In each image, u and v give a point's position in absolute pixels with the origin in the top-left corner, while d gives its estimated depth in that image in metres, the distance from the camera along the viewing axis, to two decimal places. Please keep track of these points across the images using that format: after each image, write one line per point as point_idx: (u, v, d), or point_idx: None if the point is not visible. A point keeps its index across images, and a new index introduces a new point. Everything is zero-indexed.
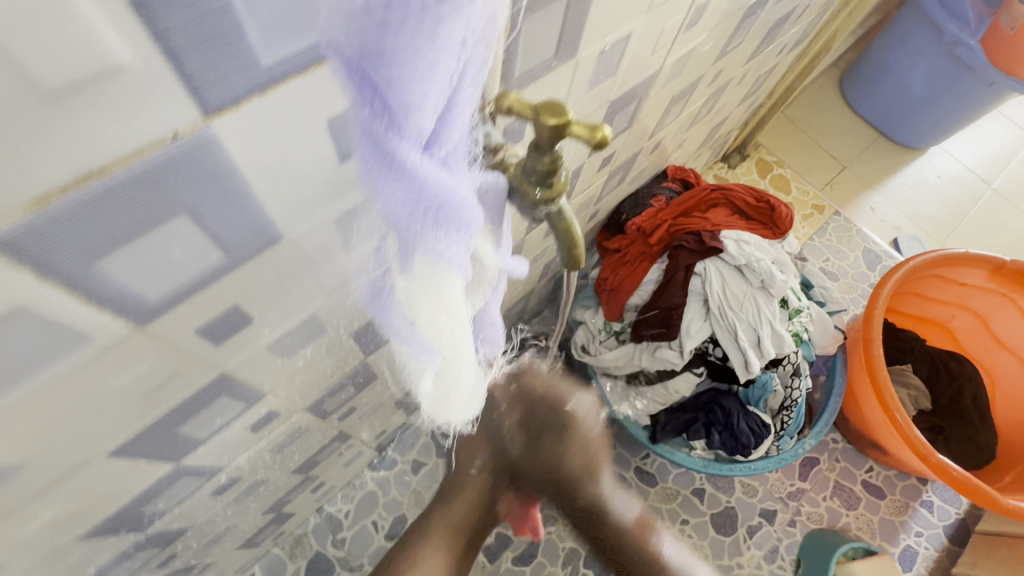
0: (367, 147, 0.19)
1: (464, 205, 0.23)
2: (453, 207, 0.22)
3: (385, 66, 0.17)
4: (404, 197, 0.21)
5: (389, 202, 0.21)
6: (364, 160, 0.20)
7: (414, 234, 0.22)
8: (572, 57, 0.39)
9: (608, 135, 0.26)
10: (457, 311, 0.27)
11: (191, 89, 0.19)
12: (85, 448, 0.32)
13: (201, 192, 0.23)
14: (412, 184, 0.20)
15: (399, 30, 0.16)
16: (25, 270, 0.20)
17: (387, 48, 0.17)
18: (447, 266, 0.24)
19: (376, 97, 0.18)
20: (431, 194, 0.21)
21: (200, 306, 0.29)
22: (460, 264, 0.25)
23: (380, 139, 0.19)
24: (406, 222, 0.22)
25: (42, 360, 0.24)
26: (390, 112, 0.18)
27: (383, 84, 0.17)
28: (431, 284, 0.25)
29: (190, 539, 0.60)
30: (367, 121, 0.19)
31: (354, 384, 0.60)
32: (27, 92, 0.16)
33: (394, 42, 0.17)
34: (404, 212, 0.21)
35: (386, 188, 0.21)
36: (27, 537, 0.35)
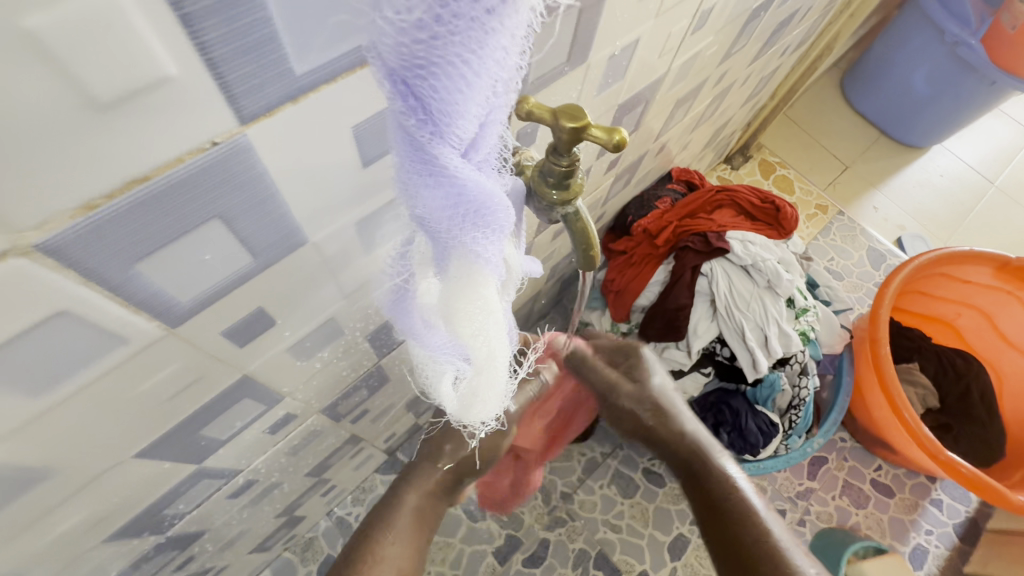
0: (409, 154, 0.20)
1: (502, 210, 0.23)
2: (491, 210, 0.22)
3: (430, 78, 0.18)
4: (444, 200, 0.21)
5: (429, 205, 0.22)
6: (404, 166, 0.21)
7: (452, 235, 0.23)
8: (583, 62, 0.39)
9: (625, 139, 0.26)
10: (493, 314, 0.27)
11: (230, 98, 0.20)
12: (113, 452, 0.32)
13: (234, 198, 0.24)
14: (452, 189, 0.21)
15: (444, 42, 0.17)
16: (71, 274, 0.20)
17: (433, 60, 0.17)
18: (485, 270, 0.25)
19: (419, 107, 0.18)
20: (470, 198, 0.22)
21: (228, 309, 0.30)
22: (496, 267, 0.26)
23: (422, 145, 0.20)
24: (445, 225, 0.23)
25: (80, 363, 0.24)
26: (432, 119, 0.19)
27: (427, 93, 0.18)
28: (468, 289, 0.25)
29: (206, 542, 0.61)
30: (409, 129, 0.19)
31: (368, 387, 0.61)
32: (80, 103, 0.16)
33: (439, 55, 0.17)
34: (443, 216, 0.22)
35: (426, 192, 0.21)
36: (55, 540, 0.35)
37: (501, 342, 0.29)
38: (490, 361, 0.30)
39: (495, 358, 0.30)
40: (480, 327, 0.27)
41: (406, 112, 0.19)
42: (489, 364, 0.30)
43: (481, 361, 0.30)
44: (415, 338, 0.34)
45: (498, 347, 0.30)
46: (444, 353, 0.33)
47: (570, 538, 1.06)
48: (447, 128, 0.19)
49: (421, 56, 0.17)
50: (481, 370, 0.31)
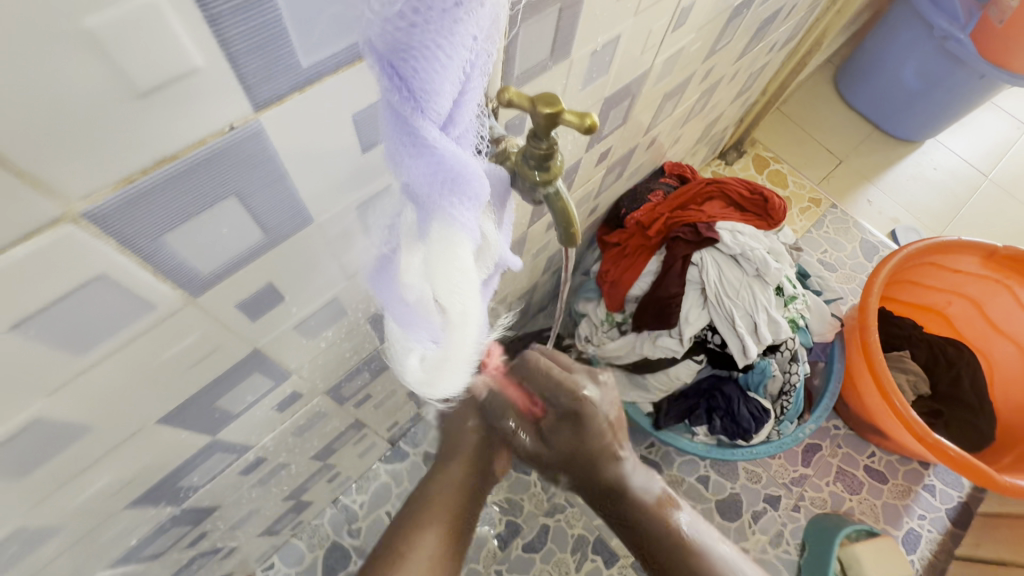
0: (396, 128, 0.23)
1: (476, 178, 0.26)
2: (465, 178, 0.25)
3: (411, 59, 0.21)
4: (423, 168, 0.25)
5: (412, 174, 0.25)
6: (392, 140, 0.24)
7: (433, 201, 0.26)
8: (566, 57, 0.43)
9: (595, 123, 0.29)
10: (470, 276, 0.29)
11: (246, 87, 0.23)
12: (138, 417, 0.35)
13: (248, 177, 0.27)
14: (433, 159, 0.24)
15: (422, 28, 0.20)
16: (110, 242, 0.24)
17: (414, 43, 0.21)
18: (461, 235, 0.27)
19: (404, 84, 0.22)
20: (447, 166, 0.25)
21: (241, 283, 0.33)
22: (471, 233, 0.28)
23: (407, 120, 0.23)
24: (428, 191, 0.26)
25: (113, 326, 0.28)
26: (414, 96, 0.22)
27: (409, 73, 0.21)
28: (447, 250, 0.27)
29: (218, 519, 0.64)
30: (394, 105, 0.22)
31: (370, 370, 0.64)
32: (124, 89, 0.19)
33: (418, 39, 0.20)
34: (424, 182, 0.25)
35: (409, 162, 0.24)
36: (85, 501, 0.39)
37: (477, 309, 0.31)
38: (464, 328, 0.32)
39: (469, 321, 0.32)
40: (458, 291, 0.29)
41: (391, 90, 0.22)
42: (465, 330, 0.32)
43: (455, 328, 0.32)
44: (399, 311, 0.36)
45: (474, 314, 0.31)
46: (428, 321, 0.34)
47: (569, 524, 1.09)
48: (427, 104, 0.22)
49: (403, 39, 0.20)
50: (458, 337, 0.32)
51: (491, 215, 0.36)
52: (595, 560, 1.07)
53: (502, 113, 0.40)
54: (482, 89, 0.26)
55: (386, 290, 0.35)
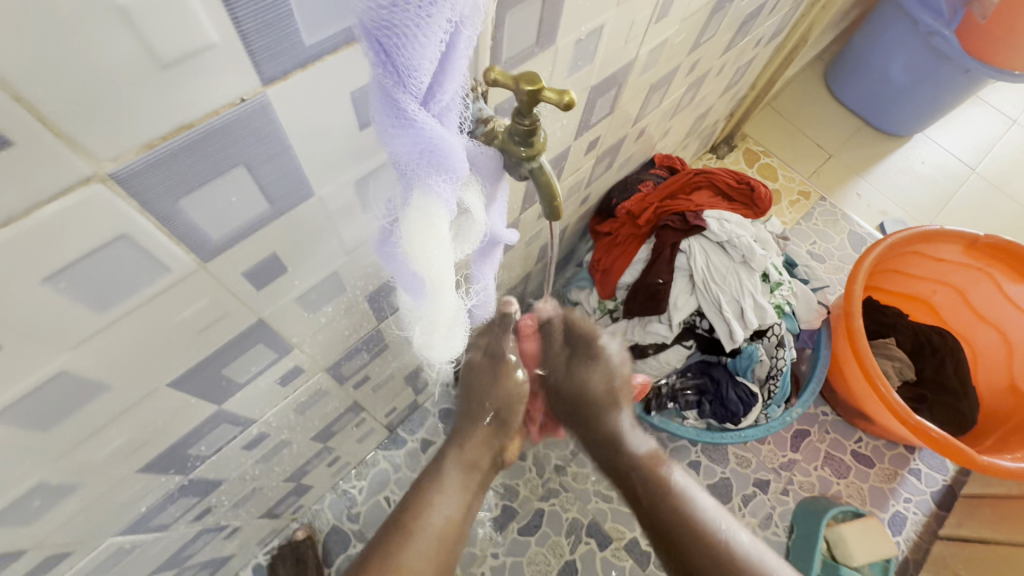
0: (381, 101, 0.26)
1: (452, 151, 0.29)
2: (443, 152, 0.28)
3: (394, 37, 0.23)
4: (407, 141, 0.27)
5: (397, 146, 0.28)
6: (378, 112, 0.27)
7: (413, 170, 0.29)
8: (551, 44, 0.45)
9: (573, 100, 0.32)
10: (445, 247, 0.32)
11: (255, 63, 0.26)
12: (152, 378, 0.38)
13: (256, 148, 0.29)
14: (414, 132, 0.27)
15: (403, 10, 0.23)
16: (132, 204, 0.26)
17: (396, 24, 0.23)
18: (436, 201, 0.30)
19: (387, 61, 0.24)
20: (427, 140, 0.28)
21: (249, 251, 0.35)
22: (447, 202, 0.31)
23: (390, 93, 0.26)
24: (409, 161, 0.29)
25: (133, 285, 0.30)
26: (397, 73, 0.25)
27: (391, 50, 0.24)
28: (425, 221, 0.31)
29: (223, 494, 0.67)
30: (380, 79, 0.25)
31: (368, 351, 0.67)
32: (150, 62, 0.22)
33: (399, 20, 0.23)
34: (407, 154, 0.28)
35: (394, 134, 0.27)
36: (101, 460, 0.41)
37: (450, 276, 0.34)
38: (442, 294, 0.35)
39: (445, 289, 0.35)
40: (433, 256, 0.32)
41: (377, 65, 0.25)
42: (441, 294, 0.35)
43: (434, 294, 0.35)
44: (393, 276, 0.39)
45: (447, 279, 0.34)
46: (412, 288, 0.37)
47: (563, 508, 1.12)
48: (408, 80, 0.25)
49: (386, 19, 0.23)
50: (435, 300, 0.35)
51: (480, 191, 0.39)
52: (589, 543, 1.10)
53: (492, 96, 0.43)
54: (464, 67, 0.28)
55: (383, 257, 0.39)
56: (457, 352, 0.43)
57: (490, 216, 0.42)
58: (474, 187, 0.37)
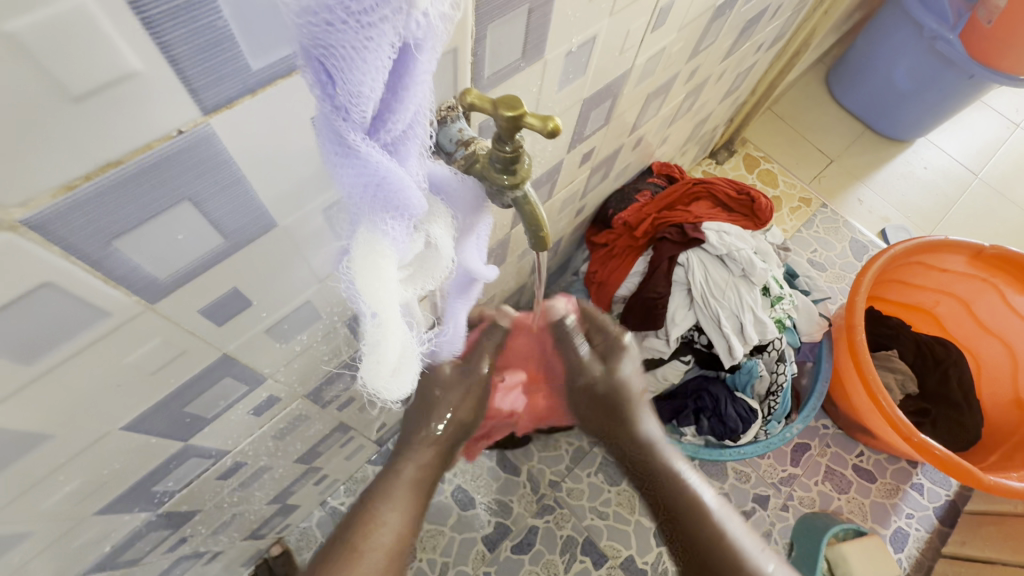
0: (323, 128, 0.23)
1: (404, 187, 0.26)
2: (395, 187, 0.26)
3: (332, 59, 0.20)
4: (354, 175, 0.25)
5: (342, 180, 0.25)
6: (322, 140, 0.24)
7: (359, 206, 0.26)
8: (540, 57, 0.42)
9: (558, 126, 0.29)
10: (387, 278, 0.29)
11: (192, 92, 0.23)
12: (104, 421, 0.35)
13: (201, 183, 0.26)
14: (360, 165, 0.24)
15: (341, 29, 0.20)
16: (54, 249, 0.23)
17: (334, 45, 0.20)
18: (383, 239, 0.28)
19: (326, 85, 0.21)
20: (375, 174, 0.25)
21: (204, 288, 0.32)
22: (396, 241, 0.28)
23: (330, 121, 0.23)
24: (355, 195, 0.26)
25: (67, 333, 0.27)
26: (336, 99, 0.22)
27: (330, 74, 0.21)
28: (371, 258, 0.28)
29: (199, 523, 0.63)
30: (319, 105, 0.22)
31: (351, 373, 0.63)
32: (57, 94, 0.19)
33: (336, 40, 0.20)
34: (353, 188, 0.25)
35: (339, 167, 0.25)
36: (52, 506, 0.38)
37: (399, 317, 0.31)
38: (383, 328, 0.30)
39: (388, 323, 0.30)
40: (378, 297, 0.29)
41: (315, 90, 0.21)
42: (387, 336, 0.31)
43: (373, 329, 0.31)
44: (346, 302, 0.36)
45: (396, 321, 0.31)
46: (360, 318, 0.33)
47: (558, 525, 1.09)
48: (349, 107, 0.22)
49: (322, 40, 0.20)
50: (375, 339, 0.31)
51: (454, 224, 0.36)
52: (584, 561, 1.07)
53: (472, 116, 0.40)
54: (424, 93, 0.25)
55: (341, 281, 0.36)
56: (407, 394, 0.36)
57: (465, 250, 0.39)
58: (444, 219, 0.34)
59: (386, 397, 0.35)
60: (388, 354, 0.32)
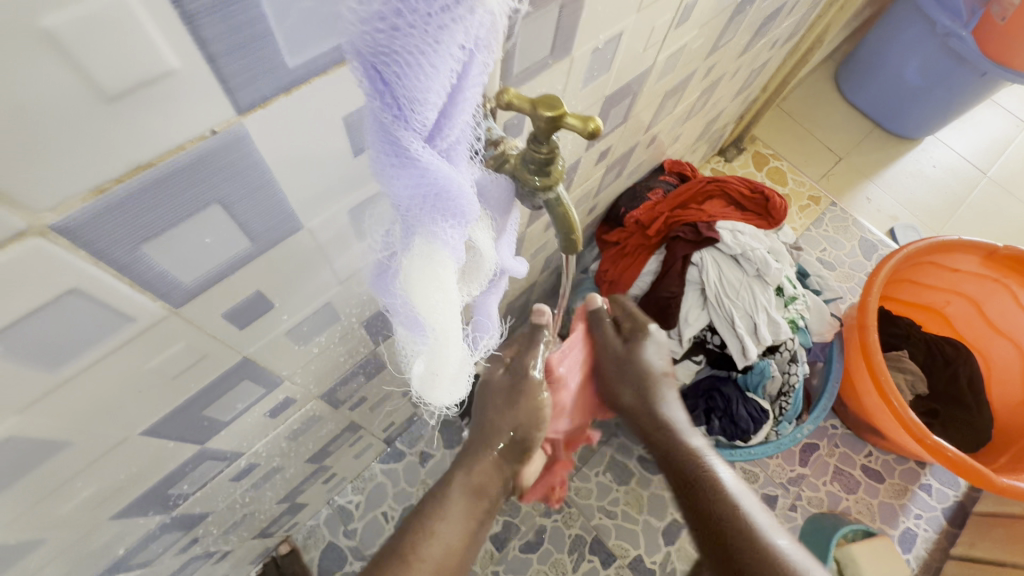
0: (378, 137, 0.22)
1: (461, 194, 0.25)
2: (450, 195, 0.25)
3: (393, 65, 0.20)
4: (409, 184, 0.24)
5: (396, 188, 0.24)
6: (375, 150, 0.23)
7: (414, 215, 0.25)
8: (567, 54, 0.41)
9: (599, 127, 0.28)
10: (450, 292, 0.28)
11: (227, 90, 0.22)
12: (123, 427, 0.34)
13: (231, 185, 0.25)
14: (417, 172, 0.23)
15: (404, 32, 0.19)
16: (81, 253, 0.22)
17: (395, 48, 0.19)
18: (441, 248, 0.27)
19: (385, 92, 0.20)
20: (432, 182, 0.24)
21: (227, 292, 0.31)
22: (454, 249, 0.28)
23: (388, 129, 0.22)
24: (410, 205, 0.25)
25: (90, 340, 0.26)
26: (397, 105, 0.21)
27: (390, 80, 0.20)
28: (429, 268, 0.27)
29: (210, 524, 0.63)
30: (376, 113, 0.21)
31: (365, 374, 0.62)
32: (92, 93, 0.18)
33: (400, 44, 0.19)
34: (408, 197, 0.24)
35: (393, 176, 0.24)
36: (69, 512, 0.37)
37: (458, 325, 0.31)
38: (446, 342, 0.31)
39: (451, 336, 0.31)
40: (441, 310, 0.29)
41: (372, 97, 0.21)
42: (446, 346, 0.31)
43: (436, 342, 0.31)
44: (391, 315, 0.35)
45: (454, 330, 0.31)
46: (415, 334, 0.33)
47: (566, 524, 1.08)
48: (410, 114, 0.21)
49: (384, 44, 0.19)
50: (436, 351, 0.32)
51: (490, 225, 0.35)
52: (592, 561, 1.06)
53: (499, 113, 0.38)
54: (478, 97, 0.24)
55: (381, 296, 0.35)
56: (461, 396, 0.38)
57: (500, 250, 0.38)
58: (486, 224, 0.34)
59: (442, 402, 0.37)
60: (449, 361, 0.32)
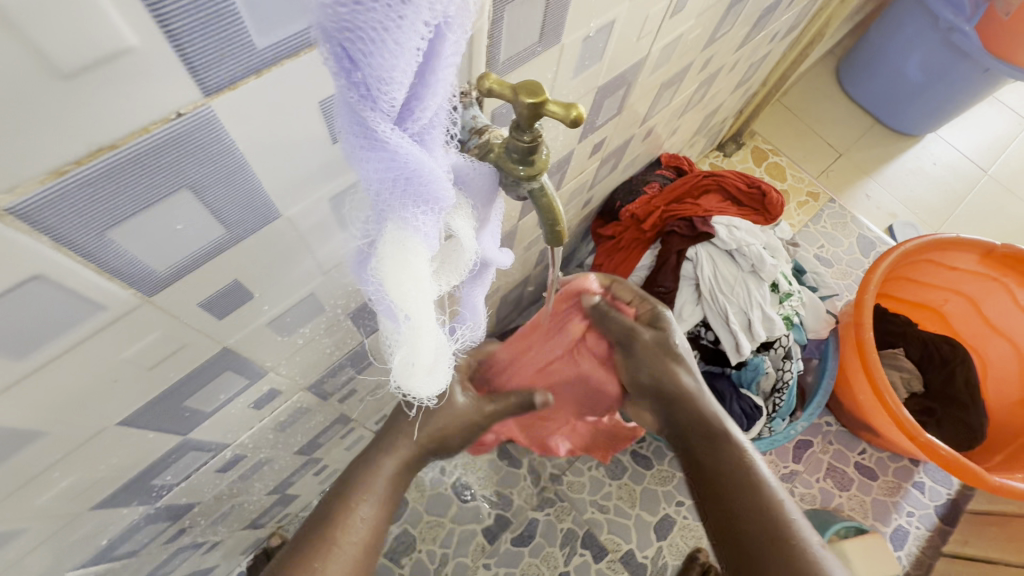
0: (345, 118, 0.22)
1: (432, 179, 0.24)
2: (421, 179, 0.24)
3: (358, 42, 0.19)
4: (379, 167, 0.23)
5: (366, 172, 0.23)
6: (343, 129, 0.22)
7: (384, 199, 0.25)
8: (557, 42, 0.40)
9: (582, 115, 0.27)
10: (424, 281, 0.28)
11: (192, 71, 0.21)
12: (100, 417, 0.34)
13: (202, 170, 0.25)
14: (386, 155, 0.23)
15: (368, 8, 0.18)
16: (43, 239, 0.22)
17: (359, 25, 0.18)
18: (413, 234, 0.26)
19: (352, 71, 0.20)
20: (402, 166, 0.23)
21: (202, 281, 0.31)
22: (427, 236, 0.27)
23: (355, 110, 0.21)
24: (380, 189, 0.24)
25: (58, 329, 0.26)
26: (365, 86, 0.20)
27: (356, 58, 0.19)
28: (400, 254, 0.26)
29: (197, 515, 0.62)
30: (343, 92, 0.21)
31: (353, 366, 0.61)
32: (44, 71, 0.18)
33: (364, 21, 0.18)
34: (378, 181, 0.24)
35: (363, 159, 0.23)
36: (47, 503, 0.37)
37: (431, 318, 0.29)
38: (420, 333, 0.30)
39: (426, 326, 0.30)
40: (411, 298, 0.28)
41: (338, 76, 0.20)
42: (419, 336, 0.30)
43: (410, 333, 0.30)
44: (368, 300, 0.34)
45: (427, 322, 0.30)
46: (391, 321, 0.32)
47: (558, 518, 1.08)
48: (376, 94, 0.20)
49: (348, 21, 0.18)
50: (411, 342, 0.30)
51: (472, 214, 0.34)
52: (584, 554, 1.05)
53: (486, 101, 0.38)
54: (451, 80, 0.24)
55: (359, 282, 0.34)
56: (442, 389, 0.37)
57: (483, 240, 0.37)
58: (465, 211, 0.33)
59: (422, 394, 0.36)
60: (424, 352, 0.31)
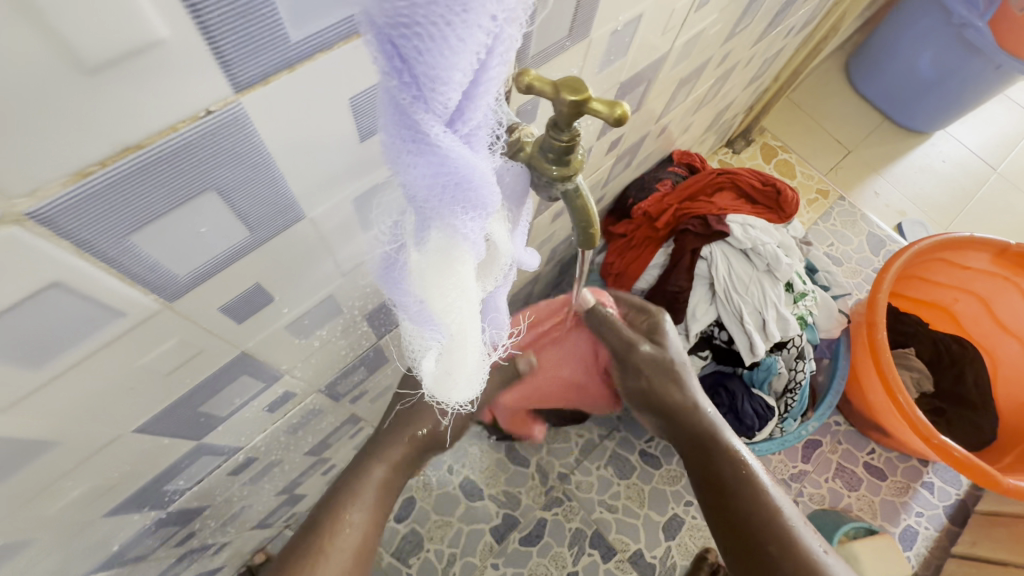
0: (393, 119, 0.20)
1: (481, 183, 0.23)
2: (471, 183, 0.23)
3: (414, 38, 0.17)
4: (427, 172, 0.22)
5: (413, 178, 0.22)
6: (390, 133, 0.21)
7: (431, 206, 0.23)
8: (585, 37, 0.39)
9: (627, 113, 0.26)
10: (468, 287, 0.27)
11: (224, 66, 0.20)
12: (115, 425, 0.33)
13: (230, 171, 0.24)
14: (435, 160, 0.21)
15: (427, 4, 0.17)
16: (62, 243, 0.20)
17: (418, 20, 0.17)
18: (459, 242, 0.25)
19: (403, 69, 0.18)
20: (452, 170, 0.22)
21: (224, 285, 0.29)
22: (474, 244, 0.26)
23: (406, 110, 0.20)
24: (426, 196, 0.23)
25: (78, 337, 0.25)
26: (417, 84, 0.19)
27: (410, 56, 0.18)
28: (446, 262, 0.25)
29: (207, 518, 0.61)
30: (392, 91, 0.19)
31: (366, 367, 0.60)
32: (70, 66, 0.16)
33: (423, 15, 0.17)
34: (425, 187, 0.22)
35: (411, 163, 0.22)
36: (60, 510, 0.36)
37: (474, 322, 0.29)
38: (463, 338, 0.29)
39: (467, 331, 0.29)
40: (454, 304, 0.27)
41: (390, 74, 0.19)
42: (461, 342, 0.29)
43: (453, 339, 0.29)
44: (395, 307, 0.33)
45: (470, 327, 0.29)
46: (427, 330, 0.30)
47: (566, 517, 1.07)
48: (430, 94, 0.19)
49: (405, 15, 0.17)
50: (451, 348, 0.30)
51: (505, 216, 0.33)
52: (592, 554, 1.04)
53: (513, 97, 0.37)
54: (501, 79, 0.22)
55: (386, 292, 0.32)
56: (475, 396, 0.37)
57: (515, 243, 0.36)
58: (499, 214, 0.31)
59: (456, 403, 0.35)
60: (462, 359, 0.31)
